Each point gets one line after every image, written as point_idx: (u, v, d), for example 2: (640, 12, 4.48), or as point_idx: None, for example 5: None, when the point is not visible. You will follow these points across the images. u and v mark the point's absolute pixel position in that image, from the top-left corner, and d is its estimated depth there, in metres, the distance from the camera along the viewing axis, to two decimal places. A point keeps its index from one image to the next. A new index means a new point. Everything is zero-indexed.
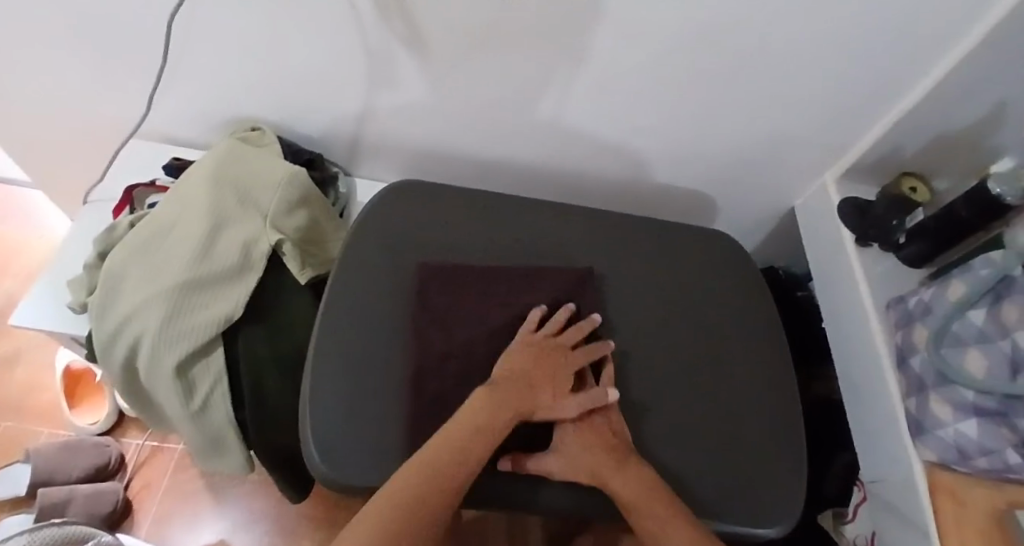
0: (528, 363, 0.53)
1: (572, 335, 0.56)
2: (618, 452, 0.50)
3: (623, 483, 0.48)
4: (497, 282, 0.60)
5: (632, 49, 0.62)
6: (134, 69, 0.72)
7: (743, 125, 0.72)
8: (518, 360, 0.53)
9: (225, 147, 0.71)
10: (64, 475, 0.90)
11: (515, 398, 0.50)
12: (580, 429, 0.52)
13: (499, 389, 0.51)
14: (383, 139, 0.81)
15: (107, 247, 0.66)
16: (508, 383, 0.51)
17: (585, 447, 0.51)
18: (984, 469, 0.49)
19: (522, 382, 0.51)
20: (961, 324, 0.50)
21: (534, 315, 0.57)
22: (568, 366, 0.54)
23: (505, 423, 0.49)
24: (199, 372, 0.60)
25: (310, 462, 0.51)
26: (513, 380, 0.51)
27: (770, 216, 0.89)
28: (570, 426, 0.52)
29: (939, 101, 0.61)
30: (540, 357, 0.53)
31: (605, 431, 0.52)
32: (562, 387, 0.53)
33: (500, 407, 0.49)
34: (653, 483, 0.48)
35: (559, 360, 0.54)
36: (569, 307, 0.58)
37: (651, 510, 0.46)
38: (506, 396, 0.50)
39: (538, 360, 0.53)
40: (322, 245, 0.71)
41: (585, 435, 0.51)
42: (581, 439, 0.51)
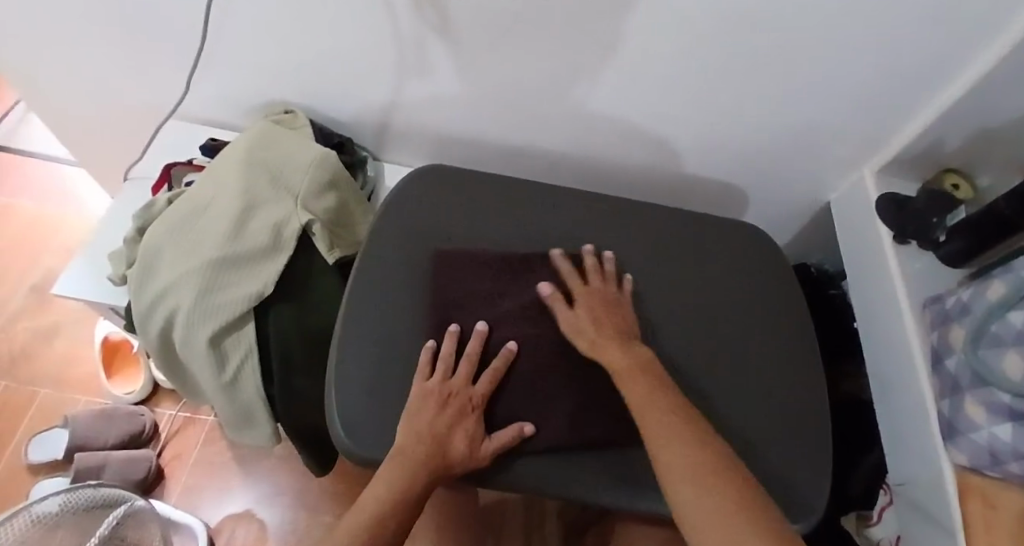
0: (427, 411, 0.50)
1: (463, 368, 0.54)
2: (625, 337, 0.55)
3: (621, 359, 0.52)
4: (516, 269, 0.60)
5: (665, 36, 0.61)
6: (173, 51, 0.73)
7: (777, 116, 0.70)
8: (422, 413, 0.50)
9: (261, 128, 0.72)
10: (99, 442, 0.94)
11: (427, 449, 0.48)
12: (598, 317, 0.56)
13: (409, 449, 0.48)
14: (411, 124, 0.81)
15: (145, 222, 0.68)
16: (420, 435, 0.49)
17: (599, 327, 0.55)
18: (1017, 475, 0.47)
19: (431, 436, 0.49)
20: (1000, 324, 0.48)
21: (422, 357, 0.54)
22: (472, 403, 0.52)
23: (428, 469, 0.47)
24: (230, 346, 0.62)
25: (335, 436, 0.52)
26: (421, 437, 0.49)
27: (803, 210, 0.86)
28: (589, 312, 0.57)
29: (987, 94, 0.58)
30: (439, 402, 0.51)
31: (619, 322, 0.56)
32: (473, 428, 0.51)
33: (414, 459, 0.48)
34: (653, 378, 0.51)
35: (462, 399, 0.52)
36: (429, 344, 0.54)
37: (653, 403, 0.48)
38: (421, 450, 0.48)
39: (437, 410, 0.50)
40: (350, 227, 0.73)
41: (600, 323, 0.56)
42: (597, 323, 0.56)
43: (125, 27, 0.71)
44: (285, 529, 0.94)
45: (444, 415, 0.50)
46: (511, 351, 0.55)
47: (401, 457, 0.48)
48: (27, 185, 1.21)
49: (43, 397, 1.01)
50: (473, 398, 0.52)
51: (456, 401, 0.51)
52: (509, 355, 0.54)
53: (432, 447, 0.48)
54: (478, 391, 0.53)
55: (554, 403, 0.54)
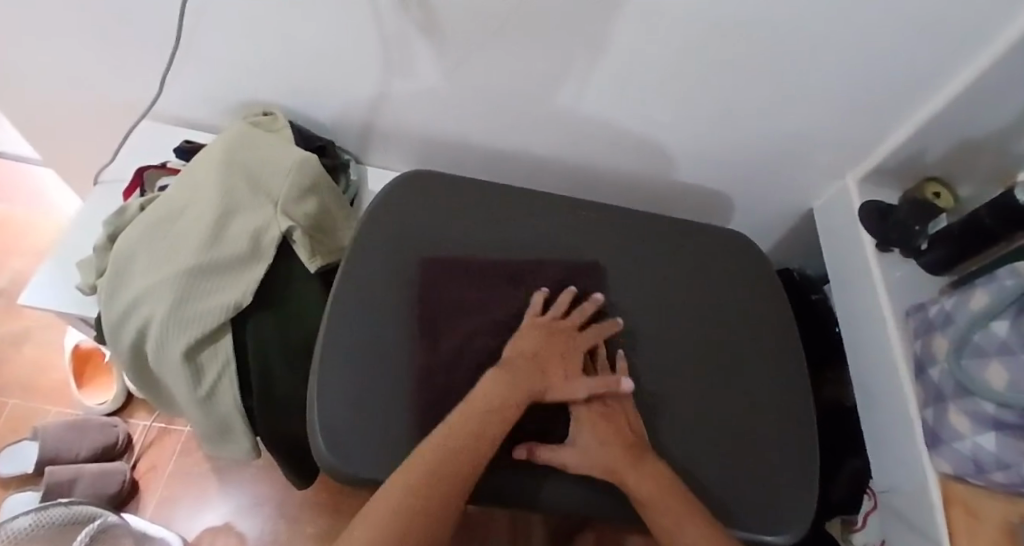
0: (536, 344, 0.54)
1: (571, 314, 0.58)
2: (635, 450, 0.50)
3: (639, 481, 0.48)
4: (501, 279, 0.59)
5: (654, 41, 0.60)
6: (147, 50, 0.71)
7: (764, 123, 0.70)
8: (530, 340, 0.55)
9: (239, 131, 0.70)
10: (70, 455, 0.91)
11: (526, 377, 0.51)
12: (598, 423, 0.52)
13: (510, 370, 0.52)
14: (395, 127, 0.80)
15: (117, 229, 0.65)
16: (522, 359, 0.53)
17: (604, 442, 0.50)
18: (999, 482, 0.48)
19: (534, 360, 0.53)
20: (983, 334, 0.49)
21: (536, 299, 0.58)
22: (577, 342, 0.56)
23: (516, 397, 0.50)
24: (207, 358, 0.59)
25: (317, 453, 0.50)
26: (523, 359, 0.53)
27: (787, 215, 0.87)
28: (588, 423, 0.52)
29: (971, 103, 0.59)
30: (543, 337, 0.55)
31: (622, 427, 0.52)
32: (567, 370, 0.54)
33: (512, 380, 0.51)
34: (669, 481, 0.49)
35: (563, 339, 0.56)
36: (544, 291, 0.59)
37: (665, 507, 0.47)
38: (519, 375, 0.51)
39: (546, 340, 0.55)
40: (332, 233, 0.71)
41: (603, 430, 0.51)
42: (599, 435, 0.51)
43: (95, 24, 0.68)
44: (266, 540, 0.92)
45: (551, 346, 0.54)
46: (598, 301, 0.59)
47: (503, 377, 0.51)
48: None
49: (9, 407, 0.97)
50: (577, 339, 0.56)
51: (560, 343, 0.55)
52: (611, 325, 0.58)
53: (534, 371, 0.52)
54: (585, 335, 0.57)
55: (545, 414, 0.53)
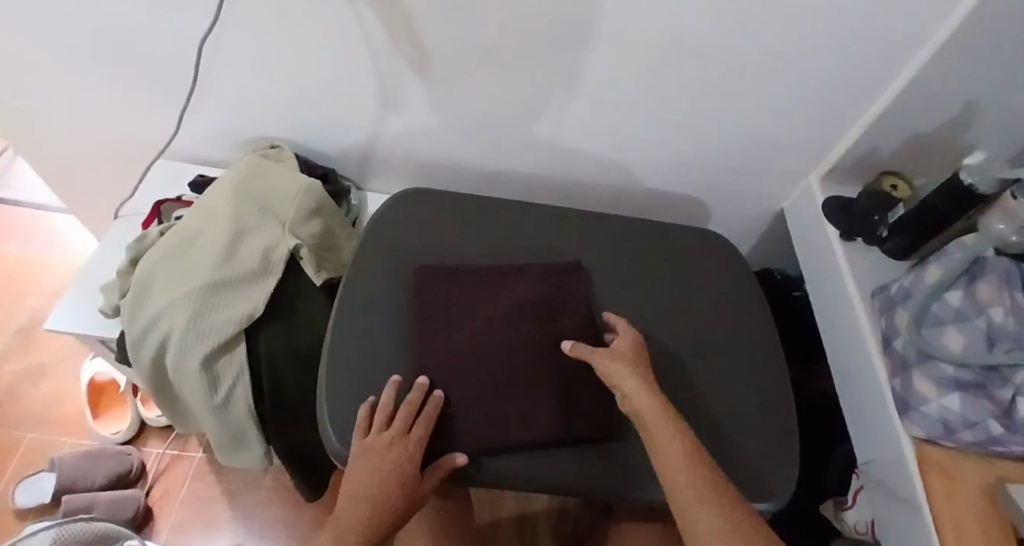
0: (368, 474, 0.51)
1: (399, 419, 0.53)
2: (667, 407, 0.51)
3: (663, 434, 0.49)
4: (490, 279, 0.64)
5: (622, 65, 0.66)
6: (165, 93, 0.78)
7: (730, 132, 0.76)
8: (360, 475, 0.51)
9: (248, 162, 0.76)
10: (86, 483, 0.93)
11: (370, 512, 0.50)
12: (637, 359, 0.56)
13: (352, 512, 0.50)
14: (392, 154, 0.86)
15: (138, 253, 0.70)
16: (356, 502, 0.51)
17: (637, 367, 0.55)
18: (969, 442, 0.51)
19: (371, 497, 0.50)
20: (940, 305, 0.55)
21: (359, 414, 0.54)
22: (410, 452, 0.52)
23: (367, 532, 0.50)
24: (223, 368, 0.64)
25: (330, 445, 0.55)
26: (358, 499, 0.51)
27: (764, 218, 0.92)
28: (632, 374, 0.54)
29: (914, 102, 0.65)
30: (376, 463, 0.51)
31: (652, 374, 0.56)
32: (411, 477, 0.52)
33: (352, 531, 0.50)
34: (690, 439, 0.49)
35: (402, 453, 0.52)
36: (366, 404, 0.54)
37: (679, 462, 0.47)
38: (363, 515, 0.50)
39: (377, 464, 0.51)
40: (336, 251, 0.76)
41: (638, 364, 0.55)
42: (643, 388, 0.52)
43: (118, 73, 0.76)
44: None
45: (384, 470, 0.51)
46: (423, 384, 0.55)
47: (344, 521, 0.50)
48: (9, 229, 1.23)
49: (27, 440, 1.00)
50: (410, 448, 0.52)
51: (395, 456, 0.51)
52: (440, 401, 0.55)
53: (372, 511, 0.50)
54: (414, 438, 0.52)
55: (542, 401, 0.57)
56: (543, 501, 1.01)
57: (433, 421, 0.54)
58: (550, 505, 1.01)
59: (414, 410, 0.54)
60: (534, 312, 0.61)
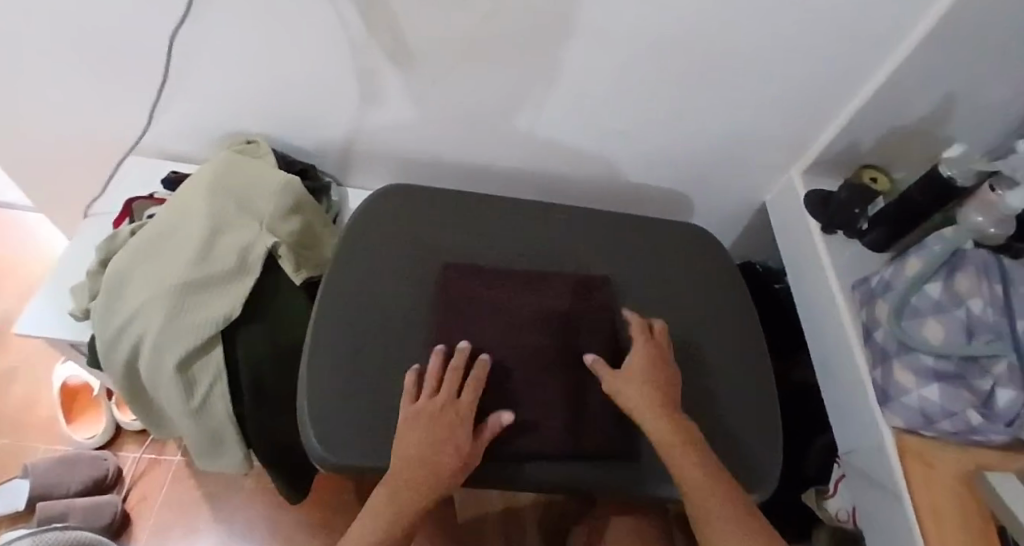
0: (421, 435, 0.50)
1: (448, 383, 0.53)
2: (671, 407, 0.54)
3: (664, 431, 0.52)
4: (493, 282, 0.62)
5: (606, 59, 0.66)
6: (133, 85, 0.75)
7: (713, 126, 0.76)
8: (411, 436, 0.50)
9: (224, 156, 0.74)
10: (62, 490, 0.91)
11: (423, 474, 0.49)
12: (656, 379, 0.55)
13: (400, 474, 0.49)
14: (372, 149, 0.84)
15: (109, 252, 0.68)
16: (409, 464, 0.49)
17: (657, 393, 0.54)
18: (948, 431, 0.52)
19: (421, 459, 0.49)
20: (919, 297, 0.55)
21: (407, 382, 0.54)
22: (460, 416, 0.51)
23: (419, 496, 0.49)
24: (199, 370, 0.62)
25: (310, 449, 0.53)
26: (410, 460, 0.49)
27: (746, 211, 0.92)
28: (637, 376, 0.56)
29: (893, 96, 0.65)
30: (426, 424, 0.50)
31: (672, 390, 0.55)
32: (461, 441, 0.50)
33: (402, 495, 0.49)
34: (695, 438, 0.52)
35: (450, 415, 0.51)
36: (412, 371, 0.54)
37: (691, 460, 0.50)
38: (413, 479, 0.48)
39: (427, 427, 0.50)
40: (316, 248, 0.74)
41: (653, 386, 0.55)
42: (646, 389, 0.55)
43: (85, 66, 0.73)
44: None
45: (434, 432, 0.50)
46: (464, 349, 0.55)
47: (394, 485, 0.49)
48: None
49: None
50: (460, 411, 0.52)
51: (445, 416, 0.51)
52: (485, 365, 0.54)
53: (427, 473, 0.49)
54: (464, 402, 0.52)
55: (538, 405, 0.56)
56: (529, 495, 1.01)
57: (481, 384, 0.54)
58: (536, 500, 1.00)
59: (459, 373, 0.54)
60: (541, 320, 0.60)
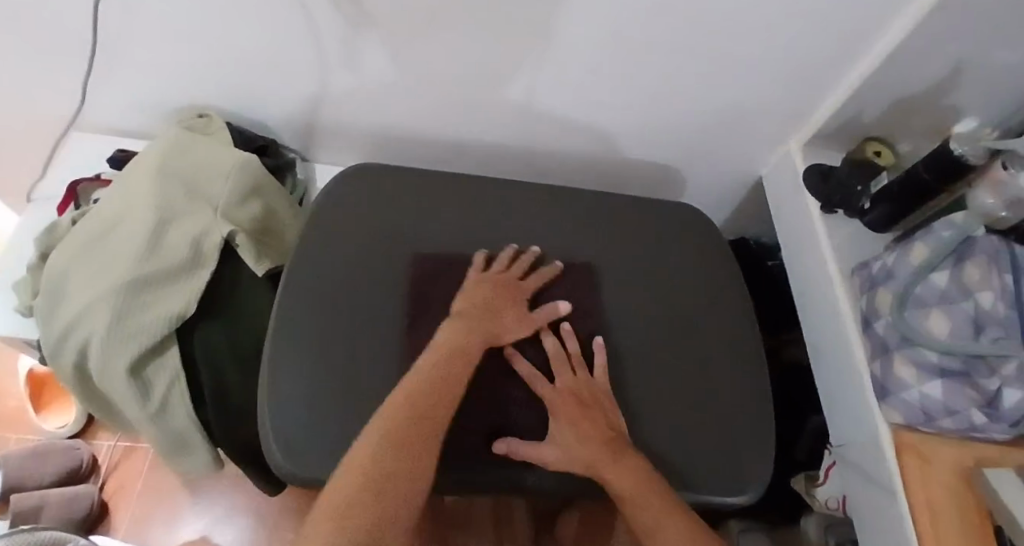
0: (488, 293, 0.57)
1: (517, 267, 0.60)
2: (615, 444, 0.50)
3: (619, 479, 0.48)
4: (465, 281, 0.59)
5: (589, 24, 0.59)
6: (63, 57, 0.67)
7: (707, 96, 0.70)
8: (475, 294, 0.57)
9: (171, 134, 0.67)
10: (35, 481, 0.88)
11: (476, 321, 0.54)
12: (577, 422, 0.51)
13: (463, 318, 0.54)
14: (338, 123, 0.78)
15: (49, 245, 0.62)
16: (471, 311, 0.55)
17: (582, 440, 0.50)
18: (949, 429, 0.49)
19: (484, 309, 0.55)
20: (924, 287, 0.51)
21: (478, 255, 0.60)
22: (520, 292, 0.58)
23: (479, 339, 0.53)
24: (154, 372, 0.57)
25: (273, 462, 0.49)
26: (474, 307, 0.55)
27: (739, 186, 0.87)
28: (567, 419, 0.52)
29: (904, 65, 0.59)
30: (494, 287, 0.57)
31: (601, 422, 0.52)
32: (518, 310, 0.57)
33: (463, 333, 0.53)
34: (650, 477, 0.49)
35: (511, 287, 0.58)
36: (484, 248, 0.61)
37: (647, 504, 0.47)
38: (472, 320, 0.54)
39: (493, 290, 0.57)
40: (279, 234, 0.69)
41: (581, 426, 0.51)
42: (580, 432, 0.51)
43: None
44: None
45: (500, 295, 0.57)
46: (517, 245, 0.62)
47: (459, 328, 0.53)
48: None
49: None
50: (522, 288, 0.59)
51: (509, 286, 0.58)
52: (539, 257, 0.61)
53: (488, 319, 0.55)
54: (528, 283, 0.59)
55: (519, 409, 0.53)
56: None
57: (550, 271, 0.60)
58: None
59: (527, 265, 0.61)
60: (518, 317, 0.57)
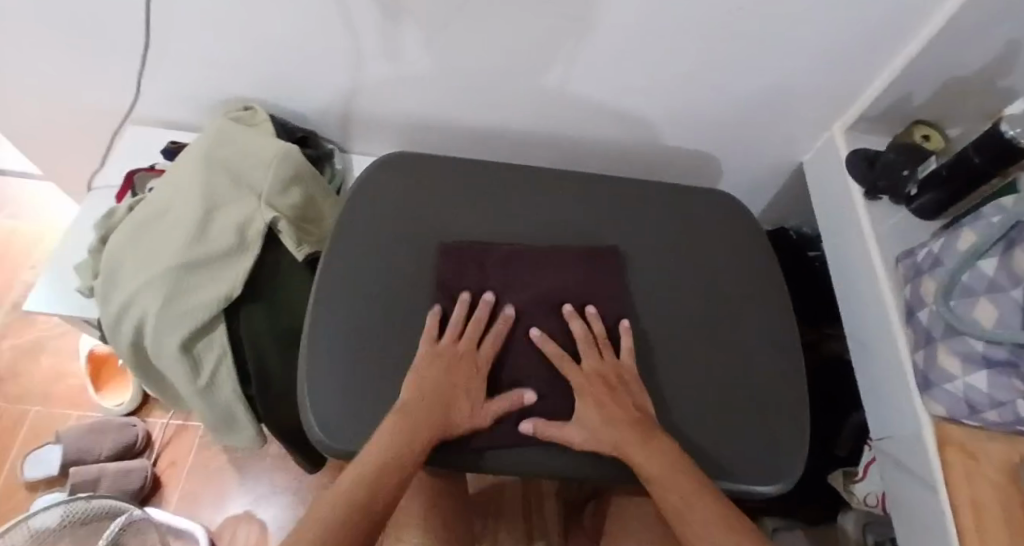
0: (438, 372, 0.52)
1: (472, 332, 0.55)
2: (643, 426, 0.51)
3: (646, 461, 0.49)
4: (495, 265, 0.59)
5: (623, 9, 0.59)
6: (122, 53, 0.71)
7: (745, 81, 0.68)
8: (427, 372, 0.52)
9: (217, 126, 0.70)
10: (94, 455, 0.94)
11: (429, 412, 0.49)
12: (603, 403, 0.52)
13: (410, 410, 0.49)
14: (376, 113, 0.80)
15: (108, 230, 0.67)
16: (418, 398, 0.50)
17: (608, 421, 0.51)
18: (993, 422, 0.48)
19: (436, 394, 0.50)
20: (971, 274, 0.49)
21: (429, 321, 0.55)
22: (477, 366, 0.54)
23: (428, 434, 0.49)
24: (203, 350, 0.61)
25: (311, 434, 0.52)
26: (424, 392, 0.50)
27: (777, 173, 0.85)
28: (593, 401, 0.52)
29: (955, 45, 0.57)
30: (446, 365, 0.52)
31: (629, 406, 0.52)
32: (474, 391, 0.52)
33: (412, 427, 0.48)
34: (678, 459, 0.49)
35: (466, 363, 0.53)
36: (436, 310, 0.55)
37: (675, 484, 0.48)
38: (422, 411, 0.49)
39: (445, 368, 0.52)
40: (320, 221, 0.71)
41: (608, 409, 0.52)
42: (607, 416, 0.51)
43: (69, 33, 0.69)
44: (287, 527, 0.95)
45: (453, 373, 0.52)
46: (490, 302, 0.56)
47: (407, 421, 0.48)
48: None
49: (33, 415, 1.00)
50: (479, 361, 0.54)
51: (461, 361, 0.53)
52: (509, 317, 0.56)
53: (439, 404, 0.50)
54: (485, 353, 0.54)
55: (548, 392, 0.54)
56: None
57: (505, 332, 0.55)
58: None
59: (484, 326, 0.56)
60: (548, 301, 0.57)
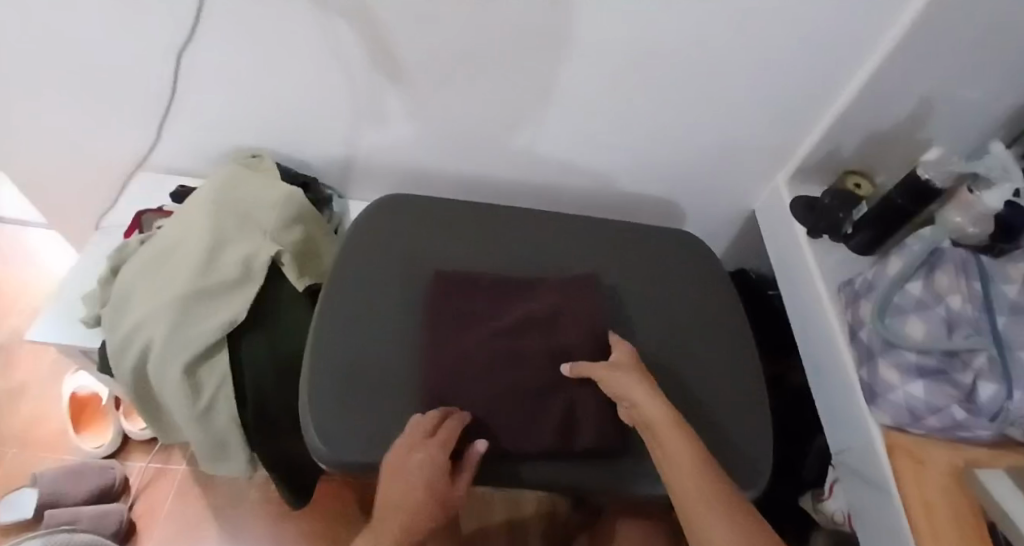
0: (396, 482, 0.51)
1: (421, 428, 0.52)
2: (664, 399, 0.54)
3: (651, 413, 0.52)
4: (481, 292, 0.64)
5: (594, 75, 0.69)
6: (144, 105, 0.78)
7: (701, 136, 0.78)
8: (389, 487, 0.51)
9: (228, 171, 0.76)
10: (69, 498, 0.92)
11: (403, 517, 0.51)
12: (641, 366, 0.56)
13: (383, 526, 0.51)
14: (372, 164, 0.87)
15: (120, 262, 0.71)
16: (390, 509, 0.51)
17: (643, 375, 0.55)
18: (935, 427, 0.53)
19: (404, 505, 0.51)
20: (901, 295, 0.57)
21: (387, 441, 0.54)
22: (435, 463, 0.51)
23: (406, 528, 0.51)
24: (205, 375, 0.64)
25: (312, 447, 0.55)
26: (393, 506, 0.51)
27: (736, 220, 0.94)
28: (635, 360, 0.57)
29: (872, 104, 0.68)
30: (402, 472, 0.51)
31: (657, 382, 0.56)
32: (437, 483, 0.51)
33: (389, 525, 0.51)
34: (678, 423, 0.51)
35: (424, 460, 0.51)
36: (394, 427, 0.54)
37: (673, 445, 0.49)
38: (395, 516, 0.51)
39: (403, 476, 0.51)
40: (318, 258, 0.77)
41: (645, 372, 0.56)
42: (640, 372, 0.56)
43: (97, 86, 0.76)
44: None
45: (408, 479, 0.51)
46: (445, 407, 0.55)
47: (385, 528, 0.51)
48: None
49: (10, 458, 0.99)
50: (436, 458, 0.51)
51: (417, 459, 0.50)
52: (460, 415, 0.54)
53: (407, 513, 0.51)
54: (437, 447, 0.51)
55: (534, 408, 0.57)
56: (531, 503, 1.01)
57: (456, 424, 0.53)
58: (538, 509, 1.01)
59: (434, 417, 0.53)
60: (528, 319, 0.61)
